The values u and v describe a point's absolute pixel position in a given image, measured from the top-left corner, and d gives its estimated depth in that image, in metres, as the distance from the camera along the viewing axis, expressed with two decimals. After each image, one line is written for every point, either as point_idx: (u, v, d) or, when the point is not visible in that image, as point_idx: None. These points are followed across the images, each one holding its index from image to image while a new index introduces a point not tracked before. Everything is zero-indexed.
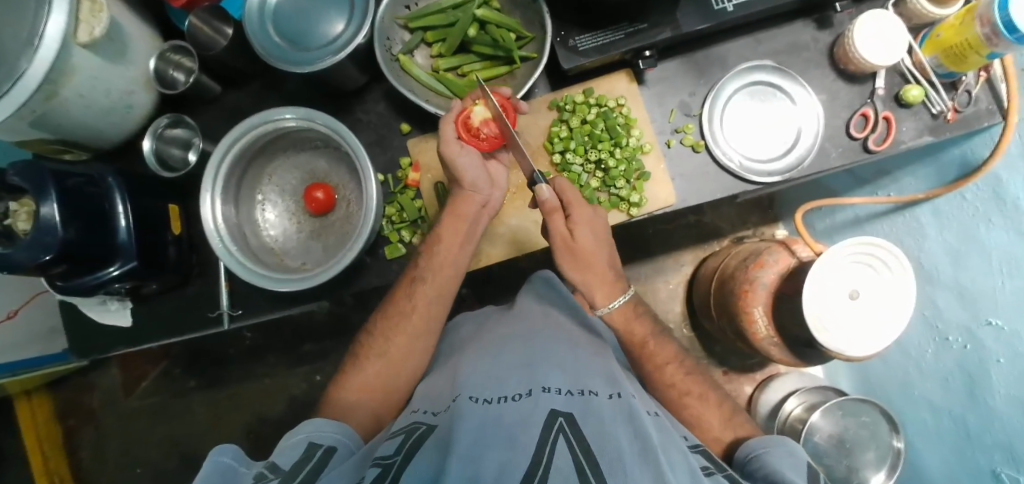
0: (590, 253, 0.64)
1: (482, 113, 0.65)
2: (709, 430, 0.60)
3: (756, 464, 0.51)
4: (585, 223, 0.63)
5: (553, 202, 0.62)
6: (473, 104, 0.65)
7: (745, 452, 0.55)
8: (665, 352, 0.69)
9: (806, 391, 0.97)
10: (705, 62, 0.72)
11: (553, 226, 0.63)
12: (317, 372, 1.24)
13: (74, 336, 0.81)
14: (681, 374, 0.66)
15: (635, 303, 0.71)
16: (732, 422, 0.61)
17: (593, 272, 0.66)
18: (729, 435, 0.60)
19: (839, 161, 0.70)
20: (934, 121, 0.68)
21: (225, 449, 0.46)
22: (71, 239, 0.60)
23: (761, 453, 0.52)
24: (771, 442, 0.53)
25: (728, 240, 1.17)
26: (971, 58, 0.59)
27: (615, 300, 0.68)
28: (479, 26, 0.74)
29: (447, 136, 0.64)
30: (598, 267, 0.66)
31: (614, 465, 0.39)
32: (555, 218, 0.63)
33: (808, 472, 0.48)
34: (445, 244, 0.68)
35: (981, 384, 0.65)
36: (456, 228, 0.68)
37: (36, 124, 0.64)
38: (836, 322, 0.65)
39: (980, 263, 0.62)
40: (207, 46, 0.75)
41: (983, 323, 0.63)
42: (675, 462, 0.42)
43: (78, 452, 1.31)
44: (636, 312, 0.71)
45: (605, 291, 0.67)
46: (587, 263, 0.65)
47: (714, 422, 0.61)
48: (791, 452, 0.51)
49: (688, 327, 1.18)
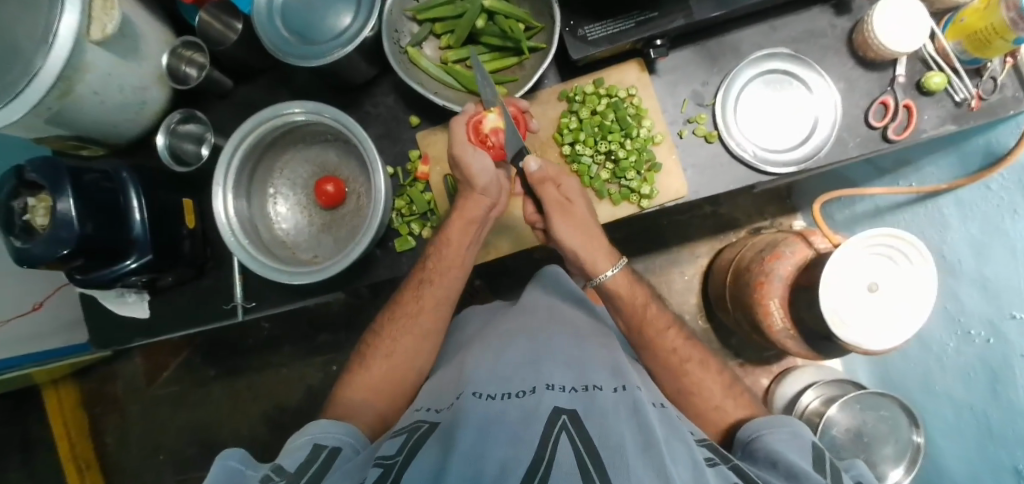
0: (583, 214, 0.66)
1: (495, 121, 0.64)
2: (708, 400, 0.60)
3: (759, 446, 0.50)
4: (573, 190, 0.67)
5: (541, 172, 0.64)
6: (486, 110, 0.64)
7: (746, 431, 0.54)
8: None
9: (823, 383, 0.94)
10: (719, 49, 0.71)
11: (549, 196, 0.65)
12: (333, 362, 1.25)
13: (96, 327, 0.83)
14: (681, 340, 0.65)
15: (629, 273, 0.69)
16: (734, 391, 0.61)
17: (586, 242, 0.66)
18: (733, 409, 0.59)
19: (857, 151, 0.68)
20: (957, 110, 0.65)
21: (232, 454, 0.48)
22: (88, 234, 0.61)
23: (763, 435, 0.51)
24: (776, 422, 0.52)
25: (745, 231, 1.15)
26: (995, 43, 0.57)
27: (610, 268, 0.67)
28: (488, 17, 0.73)
29: (458, 137, 0.63)
30: (592, 231, 0.66)
31: (616, 458, 0.39)
32: (547, 188, 0.65)
33: (814, 457, 0.47)
34: (453, 246, 0.67)
35: (1005, 379, 0.63)
36: (464, 232, 0.67)
37: (53, 121, 0.65)
38: (854, 314, 0.64)
39: (1004, 256, 0.60)
40: (218, 41, 0.76)
41: (1007, 317, 0.61)
42: (679, 456, 0.42)
43: (104, 440, 1.34)
44: (636, 280, 0.69)
45: (604, 254, 0.67)
46: (580, 222, 0.66)
47: (714, 390, 0.60)
48: (796, 433, 0.50)
49: (703, 319, 1.16)
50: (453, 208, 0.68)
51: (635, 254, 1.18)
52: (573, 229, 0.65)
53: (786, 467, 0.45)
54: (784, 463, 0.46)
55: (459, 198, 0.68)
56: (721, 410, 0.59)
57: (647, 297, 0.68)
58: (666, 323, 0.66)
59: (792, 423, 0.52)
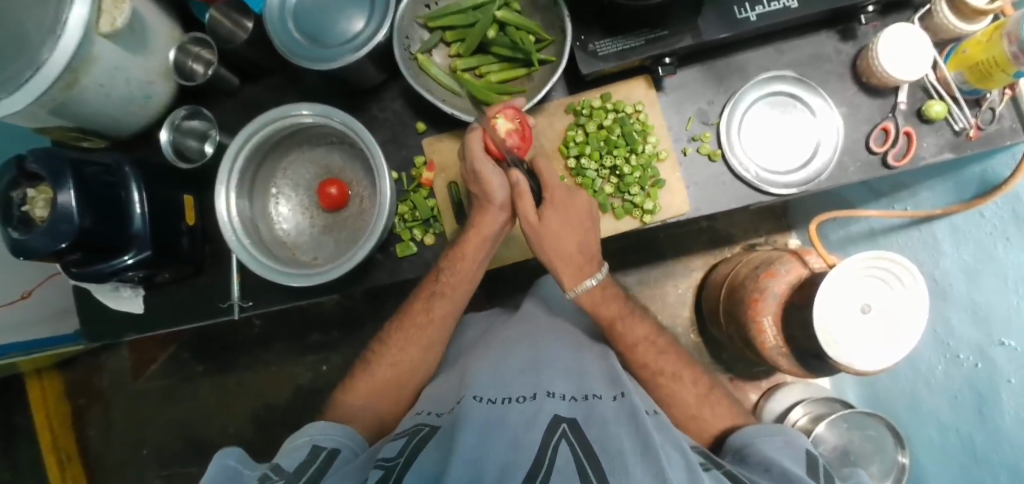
0: (568, 241, 0.65)
1: (504, 126, 0.64)
2: (687, 410, 0.60)
3: (753, 451, 0.51)
4: (560, 211, 0.64)
5: (524, 186, 0.63)
6: (495, 118, 0.64)
7: (741, 438, 0.54)
8: (635, 331, 0.66)
9: (812, 401, 0.96)
10: (726, 70, 0.72)
11: (523, 210, 0.64)
12: (324, 362, 1.25)
13: (90, 321, 0.82)
14: (653, 353, 0.65)
15: (607, 283, 0.70)
16: (709, 399, 0.62)
17: (561, 253, 0.65)
18: (710, 416, 0.60)
19: (858, 175, 0.69)
20: (956, 138, 0.67)
21: (229, 453, 0.47)
22: (87, 227, 0.60)
23: (757, 442, 0.52)
24: (772, 431, 0.53)
25: (739, 247, 1.16)
26: (997, 76, 0.58)
27: (580, 284, 0.67)
28: (498, 27, 0.73)
29: (476, 152, 0.63)
30: (567, 250, 0.65)
31: (615, 462, 0.40)
32: (524, 203, 0.64)
33: (808, 464, 0.48)
34: (467, 263, 0.67)
35: (991, 401, 0.64)
36: (479, 249, 0.67)
37: (56, 112, 0.65)
38: (847, 334, 0.65)
39: (995, 283, 0.61)
40: (227, 39, 0.76)
41: (996, 344, 0.62)
42: (674, 460, 0.43)
43: (87, 432, 1.33)
44: (611, 293, 0.69)
45: (572, 274, 0.66)
46: (554, 245, 0.65)
47: (689, 400, 0.61)
48: (791, 441, 0.51)
49: (695, 333, 1.17)
50: (467, 225, 0.68)
51: (630, 265, 1.19)
52: (550, 253, 0.65)
53: (779, 470, 0.46)
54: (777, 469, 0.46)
55: (475, 214, 0.67)
56: (699, 420, 0.60)
57: (616, 315, 0.67)
58: (641, 335, 0.66)
59: (786, 432, 0.53)
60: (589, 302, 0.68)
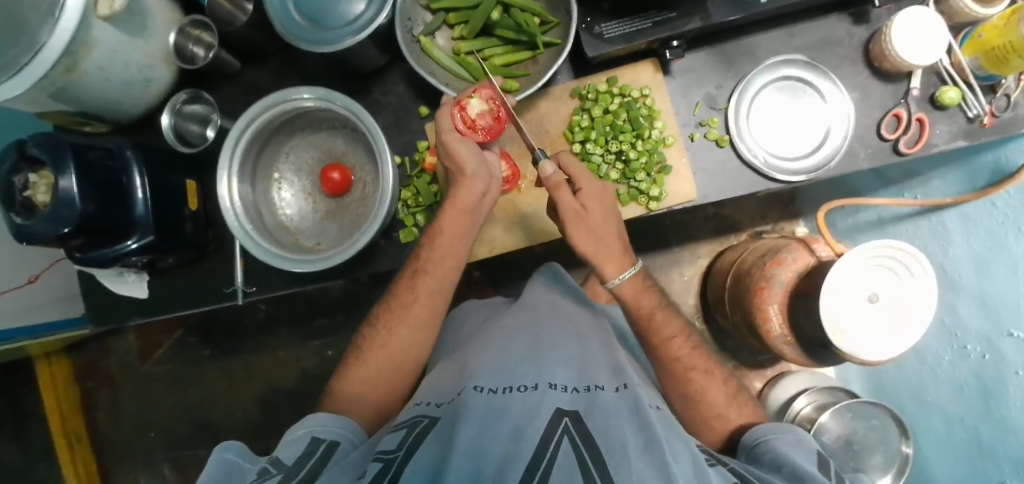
0: (601, 222, 0.61)
1: (478, 106, 0.63)
2: (711, 408, 0.60)
3: (764, 449, 0.51)
4: (595, 196, 0.61)
5: (557, 176, 0.60)
6: (468, 98, 0.63)
7: (751, 437, 0.54)
8: (672, 326, 0.64)
9: (817, 390, 0.95)
10: (735, 53, 0.70)
11: (563, 200, 0.59)
12: (328, 347, 1.26)
13: (95, 305, 0.83)
14: (688, 348, 0.63)
15: (644, 274, 0.66)
16: (738, 400, 0.62)
17: (602, 245, 0.61)
18: (735, 416, 0.60)
19: (868, 162, 0.68)
20: (969, 125, 0.65)
21: (229, 447, 0.48)
22: (89, 213, 0.60)
23: (768, 439, 0.52)
24: (782, 428, 0.53)
25: (746, 234, 1.15)
26: (1013, 61, 0.57)
27: (620, 275, 0.62)
28: (503, 9, 0.72)
29: (445, 127, 0.60)
30: (609, 241, 0.61)
31: (617, 456, 0.39)
32: (564, 191, 0.60)
33: (820, 463, 0.48)
34: (446, 235, 0.65)
35: (997, 395, 0.64)
36: (458, 221, 0.64)
37: (57, 97, 0.64)
38: (851, 321, 0.64)
39: (1005, 273, 0.60)
40: (226, 21, 0.74)
41: (1005, 335, 0.61)
42: (679, 453, 0.42)
43: (96, 415, 1.34)
44: (648, 284, 0.66)
45: (615, 262, 0.62)
46: (598, 234, 0.61)
47: (719, 399, 0.61)
48: (801, 440, 0.51)
49: (700, 320, 1.17)
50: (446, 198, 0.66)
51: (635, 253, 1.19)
52: (591, 241, 0.61)
53: (791, 469, 0.46)
54: (790, 466, 0.46)
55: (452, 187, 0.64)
56: (723, 418, 0.60)
57: (656, 305, 0.65)
58: (676, 331, 0.64)
59: (796, 430, 0.53)
60: (630, 292, 0.64)
